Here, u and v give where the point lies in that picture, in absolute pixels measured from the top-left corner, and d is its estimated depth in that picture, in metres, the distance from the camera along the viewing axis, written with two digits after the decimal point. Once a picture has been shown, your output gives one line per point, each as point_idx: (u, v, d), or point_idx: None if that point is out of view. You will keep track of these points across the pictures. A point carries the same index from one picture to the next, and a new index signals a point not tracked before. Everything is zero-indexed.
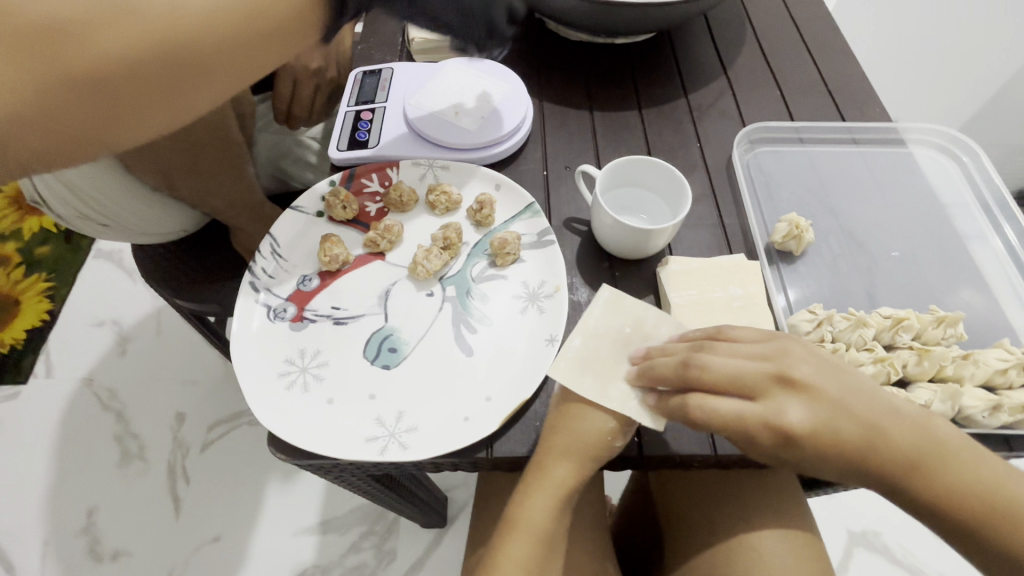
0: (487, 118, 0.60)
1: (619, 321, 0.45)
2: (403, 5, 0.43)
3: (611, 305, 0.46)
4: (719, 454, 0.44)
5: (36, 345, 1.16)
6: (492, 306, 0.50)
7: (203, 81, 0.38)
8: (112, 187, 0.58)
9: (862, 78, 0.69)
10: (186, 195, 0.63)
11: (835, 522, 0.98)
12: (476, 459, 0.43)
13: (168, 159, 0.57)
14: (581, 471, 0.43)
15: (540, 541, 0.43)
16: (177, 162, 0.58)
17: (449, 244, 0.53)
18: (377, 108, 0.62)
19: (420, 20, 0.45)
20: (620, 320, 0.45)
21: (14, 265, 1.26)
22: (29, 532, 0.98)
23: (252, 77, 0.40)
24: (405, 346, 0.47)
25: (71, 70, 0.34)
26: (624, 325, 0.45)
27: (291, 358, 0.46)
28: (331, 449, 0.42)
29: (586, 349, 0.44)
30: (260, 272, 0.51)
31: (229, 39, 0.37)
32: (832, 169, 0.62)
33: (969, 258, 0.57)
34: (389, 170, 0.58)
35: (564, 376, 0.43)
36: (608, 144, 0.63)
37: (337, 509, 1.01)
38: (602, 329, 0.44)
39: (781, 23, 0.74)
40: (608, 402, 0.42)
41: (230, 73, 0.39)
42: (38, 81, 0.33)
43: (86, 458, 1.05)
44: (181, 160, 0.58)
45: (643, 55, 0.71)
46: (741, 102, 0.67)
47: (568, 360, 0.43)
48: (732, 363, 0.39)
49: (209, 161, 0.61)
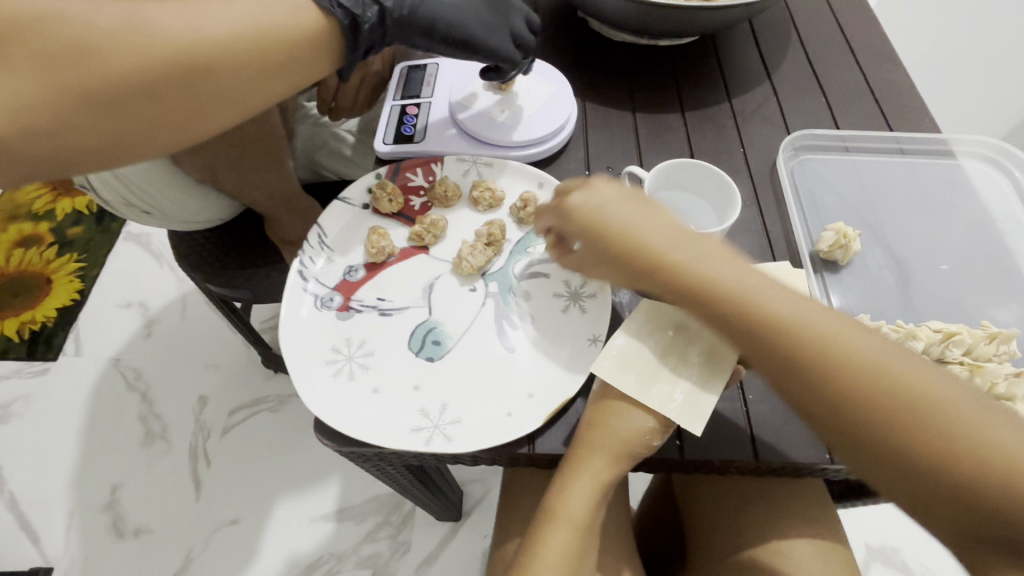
0: (532, 116, 0.60)
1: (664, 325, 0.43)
2: (422, 34, 0.53)
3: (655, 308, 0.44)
4: (761, 461, 0.43)
5: (66, 323, 1.18)
6: (535, 304, 0.50)
7: (224, 99, 0.44)
8: (160, 175, 0.59)
9: (910, 88, 0.68)
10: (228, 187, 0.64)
11: (854, 535, 0.96)
12: (518, 455, 0.44)
13: (214, 151, 0.59)
14: (620, 466, 0.42)
15: (583, 532, 0.42)
16: (222, 153, 0.59)
17: (492, 241, 0.53)
18: (422, 103, 0.62)
19: (444, 47, 0.55)
20: (663, 322, 0.43)
21: (48, 245, 1.29)
22: (54, 504, 1.01)
23: (262, 101, 0.47)
24: (449, 339, 0.48)
25: (106, 76, 0.38)
26: (667, 328, 0.43)
27: (337, 347, 0.47)
28: (377, 438, 0.42)
29: (627, 352, 0.43)
30: (308, 261, 0.52)
31: (242, 55, 0.43)
32: (877, 178, 0.62)
33: (1018, 274, 0.56)
34: (433, 165, 0.58)
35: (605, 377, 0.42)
36: (651, 146, 0.63)
37: (355, 498, 1.02)
38: (646, 331, 0.43)
39: (827, 29, 0.73)
40: (650, 402, 0.41)
41: (239, 88, 0.44)
42: (74, 86, 0.38)
43: (111, 436, 1.07)
44: (225, 151, 0.60)
45: (685, 58, 0.71)
46: (785, 108, 0.66)
47: (611, 358, 0.43)
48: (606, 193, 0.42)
49: (254, 155, 0.62)
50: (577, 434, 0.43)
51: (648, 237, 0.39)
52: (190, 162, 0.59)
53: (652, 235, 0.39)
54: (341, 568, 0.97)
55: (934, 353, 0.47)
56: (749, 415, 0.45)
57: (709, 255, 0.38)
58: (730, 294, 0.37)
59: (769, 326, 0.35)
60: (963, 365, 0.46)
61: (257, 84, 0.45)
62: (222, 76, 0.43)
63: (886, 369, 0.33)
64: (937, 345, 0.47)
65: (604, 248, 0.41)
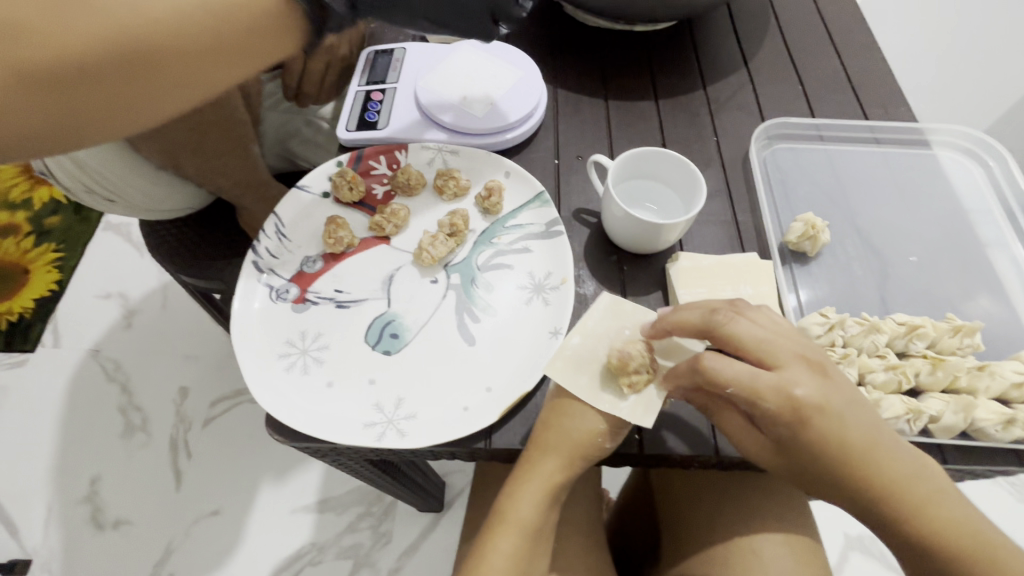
0: (498, 103, 0.59)
1: (619, 326, 0.44)
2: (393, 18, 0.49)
3: (612, 307, 0.45)
4: (721, 455, 0.43)
5: (43, 314, 1.16)
6: (497, 296, 0.49)
7: (186, 86, 0.41)
8: (118, 160, 0.57)
9: (889, 76, 0.66)
10: (192, 173, 0.62)
11: (833, 525, 0.97)
12: (474, 450, 0.43)
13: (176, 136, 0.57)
14: (573, 468, 0.42)
15: (532, 533, 0.42)
16: (181, 140, 0.58)
17: (455, 231, 0.52)
18: (387, 89, 0.60)
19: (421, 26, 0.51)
20: (620, 322, 0.45)
21: (25, 235, 1.26)
22: (33, 497, 0.99)
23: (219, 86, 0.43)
24: (406, 333, 0.47)
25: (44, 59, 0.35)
26: (623, 327, 0.44)
27: (291, 340, 0.46)
28: (328, 434, 0.41)
29: (583, 351, 0.44)
30: (263, 252, 0.50)
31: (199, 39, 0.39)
32: (851, 169, 0.61)
33: (989, 265, 0.55)
34: (397, 153, 0.56)
35: (557, 377, 0.42)
36: (622, 135, 0.61)
37: (335, 489, 1.02)
38: (601, 330, 0.44)
39: (806, 15, 0.72)
40: (601, 404, 0.41)
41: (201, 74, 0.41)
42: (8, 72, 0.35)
43: (91, 428, 1.06)
44: (185, 138, 0.58)
45: (662, 44, 0.69)
46: (761, 96, 0.65)
47: (566, 358, 0.43)
48: (765, 318, 0.39)
49: (215, 140, 0.60)
50: (531, 435, 0.43)
51: (836, 411, 0.36)
52: (148, 146, 0.57)
53: (830, 402, 0.37)
54: (322, 558, 0.97)
55: (897, 346, 0.46)
56: None
57: (880, 436, 0.37)
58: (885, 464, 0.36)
59: (894, 490, 0.36)
60: (926, 358, 0.45)
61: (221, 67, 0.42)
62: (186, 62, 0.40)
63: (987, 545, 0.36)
64: (901, 338, 0.46)
65: (783, 407, 0.37)
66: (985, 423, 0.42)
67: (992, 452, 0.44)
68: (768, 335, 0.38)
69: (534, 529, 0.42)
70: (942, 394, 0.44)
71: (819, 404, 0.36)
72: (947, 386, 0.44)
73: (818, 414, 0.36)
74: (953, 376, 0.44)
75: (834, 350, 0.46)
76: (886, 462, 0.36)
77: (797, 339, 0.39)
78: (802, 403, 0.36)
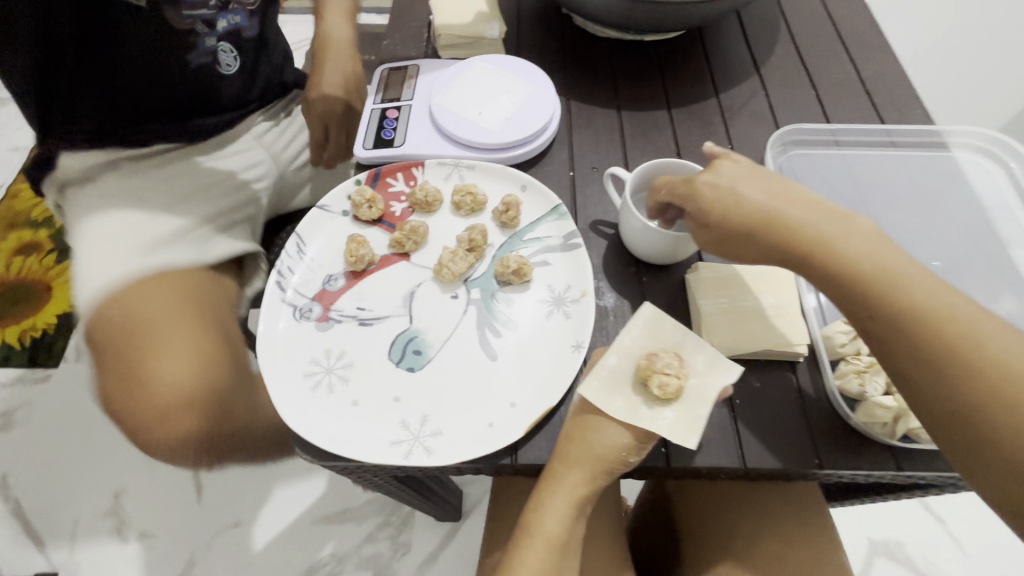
0: (512, 118, 0.59)
1: (657, 346, 0.44)
2: None
3: (652, 328, 0.45)
4: (748, 467, 0.43)
5: (67, 330, 1.18)
6: (517, 310, 0.50)
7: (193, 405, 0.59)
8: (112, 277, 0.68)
9: (903, 79, 0.66)
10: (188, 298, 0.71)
11: (857, 530, 0.96)
12: (500, 465, 0.43)
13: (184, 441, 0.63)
14: (597, 482, 0.42)
15: (558, 548, 0.42)
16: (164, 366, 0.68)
17: (474, 246, 0.52)
18: (402, 106, 0.61)
19: None
20: (657, 341, 0.44)
21: (48, 252, 1.28)
22: (59, 511, 1.01)
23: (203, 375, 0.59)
24: (429, 349, 0.47)
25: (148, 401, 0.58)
26: (661, 347, 0.44)
27: (316, 359, 0.47)
28: (356, 452, 0.42)
29: (620, 371, 0.43)
30: (286, 272, 0.51)
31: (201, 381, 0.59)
32: (867, 173, 0.60)
33: (1012, 266, 0.55)
34: (414, 169, 0.57)
35: (595, 395, 0.42)
36: (636, 145, 0.61)
37: (355, 500, 1.02)
38: (638, 349, 0.44)
39: (817, 18, 0.72)
40: (640, 422, 0.41)
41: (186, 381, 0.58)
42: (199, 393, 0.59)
43: (113, 441, 1.07)
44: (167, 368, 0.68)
45: (673, 52, 0.69)
46: (774, 102, 0.65)
47: (604, 380, 0.43)
48: (743, 181, 0.43)
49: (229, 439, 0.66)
50: (555, 449, 0.43)
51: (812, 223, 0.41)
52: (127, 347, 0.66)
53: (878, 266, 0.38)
54: (343, 568, 0.97)
55: None
56: (735, 420, 0.45)
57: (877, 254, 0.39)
58: (890, 293, 0.38)
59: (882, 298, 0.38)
60: None
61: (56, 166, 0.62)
62: (152, 337, 0.57)
63: (1008, 369, 0.35)
64: None
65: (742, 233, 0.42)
66: None
67: None
68: (733, 187, 0.43)
69: (559, 542, 0.42)
70: None
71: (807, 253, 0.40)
72: None
73: (856, 265, 0.39)
74: None
75: (859, 358, 0.45)
76: (896, 293, 0.37)
77: (800, 200, 0.42)
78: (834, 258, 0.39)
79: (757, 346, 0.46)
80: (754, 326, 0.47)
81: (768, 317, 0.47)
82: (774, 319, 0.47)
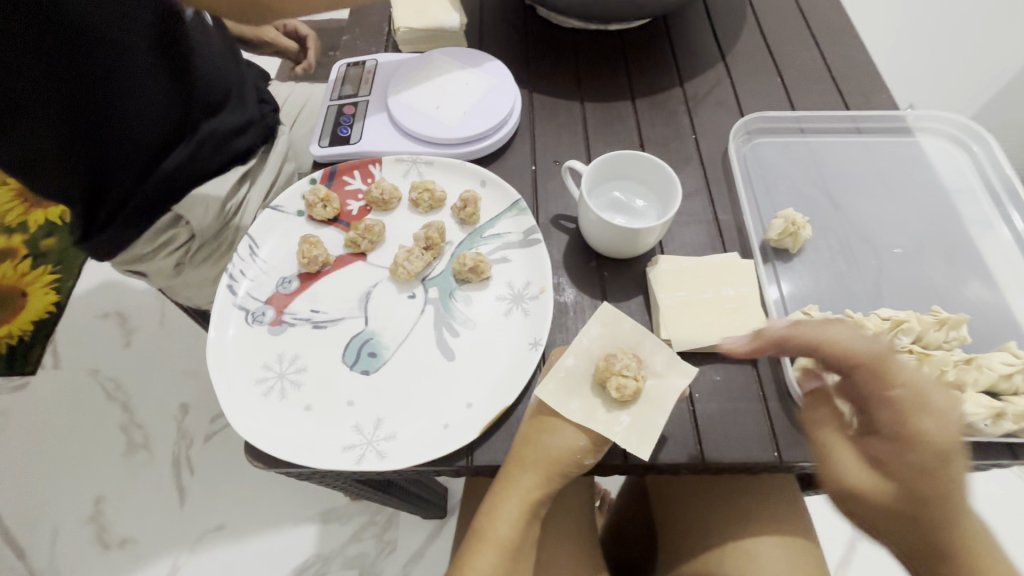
0: (471, 112, 0.58)
1: (615, 345, 0.44)
2: None
3: (608, 325, 0.44)
4: (707, 462, 0.42)
5: (43, 336, 1.16)
6: (475, 308, 0.49)
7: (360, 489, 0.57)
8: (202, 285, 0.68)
9: (870, 64, 0.65)
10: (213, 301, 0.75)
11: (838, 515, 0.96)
12: (456, 468, 0.43)
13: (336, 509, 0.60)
14: (552, 484, 0.42)
15: (512, 551, 0.42)
16: None
17: (431, 244, 0.51)
18: (359, 102, 0.60)
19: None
20: (613, 338, 0.44)
21: (22, 257, 1.25)
22: (39, 520, 1.00)
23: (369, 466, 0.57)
24: (384, 351, 0.46)
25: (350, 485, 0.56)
26: (616, 344, 0.44)
27: (268, 364, 0.45)
28: (307, 460, 0.41)
29: (577, 372, 0.43)
30: (238, 275, 0.50)
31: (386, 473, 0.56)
32: (833, 160, 0.60)
33: (977, 251, 0.54)
34: (371, 167, 0.56)
35: (549, 395, 0.42)
36: (599, 137, 0.60)
37: (338, 500, 1.02)
38: (593, 347, 0.43)
39: (784, 4, 0.71)
40: (594, 425, 0.41)
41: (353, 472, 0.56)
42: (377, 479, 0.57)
43: (92, 448, 1.06)
44: None
45: (638, 42, 0.68)
46: (739, 90, 0.64)
47: (557, 379, 0.42)
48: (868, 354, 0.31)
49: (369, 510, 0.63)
50: (510, 450, 0.42)
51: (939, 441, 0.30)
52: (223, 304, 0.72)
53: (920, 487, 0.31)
54: (328, 569, 0.96)
55: (883, 342, 0.46)
56: (696, 414, 0.44)
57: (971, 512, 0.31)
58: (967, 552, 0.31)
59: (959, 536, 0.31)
60: (912, 354, 0.45)
61: (114, 228, 0.58)
62: None
63: None
64: (886, 334, 0.46)
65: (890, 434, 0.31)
66: (975, 418, 0.42)
67: (982, 448, 0.43)
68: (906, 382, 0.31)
69: (513, 545, 0.42)
70: None
71: (873, 472, 0.32)
72: (935, 381, 0.44)
73: (928, 502, 0.31)
74: (939, 371, 0.44)
75: None
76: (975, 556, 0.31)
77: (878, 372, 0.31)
78: (907, 495, 0.31)
79: (716, 338, 0.46)
80: (713, 319, 0.46)
81: (727, 310, 0.47)
82: (733, 311, 0.47)
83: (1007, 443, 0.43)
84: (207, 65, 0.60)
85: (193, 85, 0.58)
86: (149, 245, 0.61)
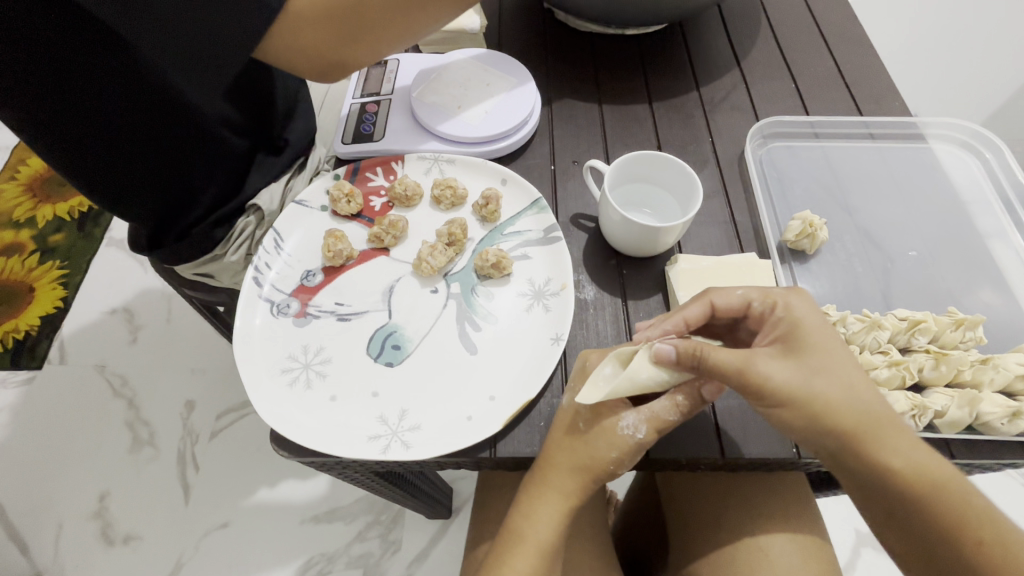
0: (493, 113, 0.59)
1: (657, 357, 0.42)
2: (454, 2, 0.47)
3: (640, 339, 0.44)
4: (727, 457, 0.43)
5: (50, 331, 1.16)
6: (497, 304, 0.49)
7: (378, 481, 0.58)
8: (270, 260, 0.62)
9: (882, 72, 0.66)
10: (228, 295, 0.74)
11: (844, 521, 0.96)
12: (480, 459, 0.43)
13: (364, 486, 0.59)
14: (588, 486, 0.41)
15: (551, 552, 0.42)
16: None
17: (453, 240, 0.52)
18: (382, 101, 0.61)
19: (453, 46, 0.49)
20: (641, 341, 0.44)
21: (29, 253, 1.25)
22: (44, 515, 1.00)
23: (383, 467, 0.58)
24: (408, 344, 0.47)
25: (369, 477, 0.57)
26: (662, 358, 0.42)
27: (294, 355, 0.46)
28: (335, 449, 0.42)
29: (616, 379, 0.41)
30: (264, 268, 0.50)
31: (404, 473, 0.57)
32: (847, 164, 0.61)
33: (990, 256, 0.55)
34: (394, 164, 0.57)
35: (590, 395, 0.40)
36: (617, 139, 0.61)
37: (343, 499, 1.02)
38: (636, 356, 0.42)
39: (798, 13, 0.72)
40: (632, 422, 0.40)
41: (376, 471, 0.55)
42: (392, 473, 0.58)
43: (98, 443, 1.06)
44: None
45: (654, 48, 0.69)
46: (754, 95, 0.65)
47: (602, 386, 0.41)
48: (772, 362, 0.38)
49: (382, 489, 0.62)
50: (541, 454, 0.42)
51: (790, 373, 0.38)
52: None
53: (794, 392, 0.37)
54: (332, 568, 0.96)
55: (899, 342, 0.47)
56: (715, 411, 0.45)
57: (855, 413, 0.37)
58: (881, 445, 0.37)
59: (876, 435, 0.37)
60: (928, 353, 0.46)
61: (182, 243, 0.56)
62: None
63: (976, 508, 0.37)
64: (903, 334, 0.47)
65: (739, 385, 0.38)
66: (991, 417, 0.42)
67: (997, 447, 0.44)
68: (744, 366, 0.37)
69: (551, 546, 0.41)
70: (946, 388, 0.44)
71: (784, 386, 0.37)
72: (951, 380, 0.45)
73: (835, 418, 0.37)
74: (956, 370, 0.44)
75: None
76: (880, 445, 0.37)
77: (817, 323, 0.40)
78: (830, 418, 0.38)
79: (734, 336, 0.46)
80: None
81: None
82: None
83: (1021, 443, 0.44)
84: (280, 83, 0.59)
85: (270, 104, 0.58)
86: (225, 246, 0.58)
